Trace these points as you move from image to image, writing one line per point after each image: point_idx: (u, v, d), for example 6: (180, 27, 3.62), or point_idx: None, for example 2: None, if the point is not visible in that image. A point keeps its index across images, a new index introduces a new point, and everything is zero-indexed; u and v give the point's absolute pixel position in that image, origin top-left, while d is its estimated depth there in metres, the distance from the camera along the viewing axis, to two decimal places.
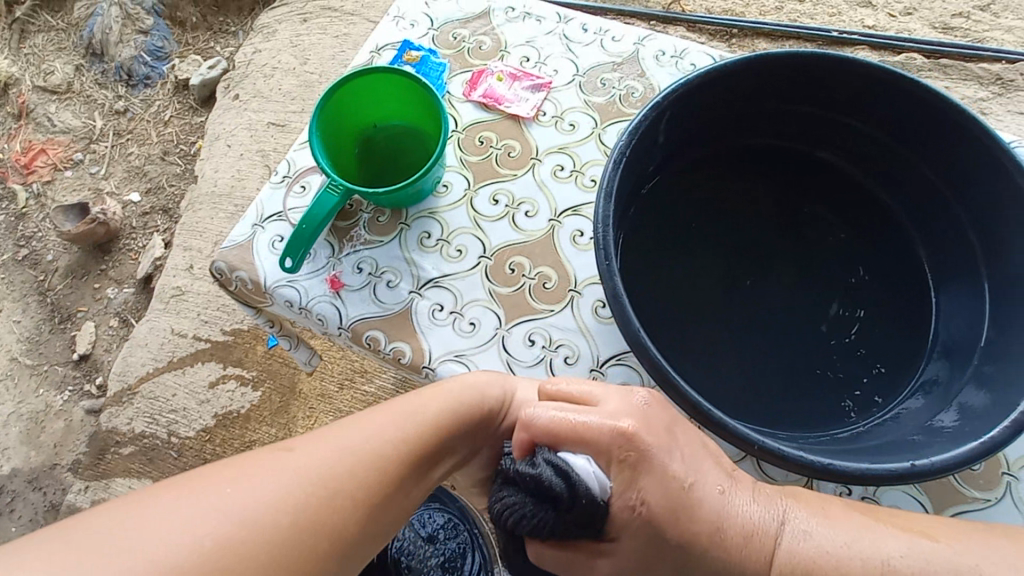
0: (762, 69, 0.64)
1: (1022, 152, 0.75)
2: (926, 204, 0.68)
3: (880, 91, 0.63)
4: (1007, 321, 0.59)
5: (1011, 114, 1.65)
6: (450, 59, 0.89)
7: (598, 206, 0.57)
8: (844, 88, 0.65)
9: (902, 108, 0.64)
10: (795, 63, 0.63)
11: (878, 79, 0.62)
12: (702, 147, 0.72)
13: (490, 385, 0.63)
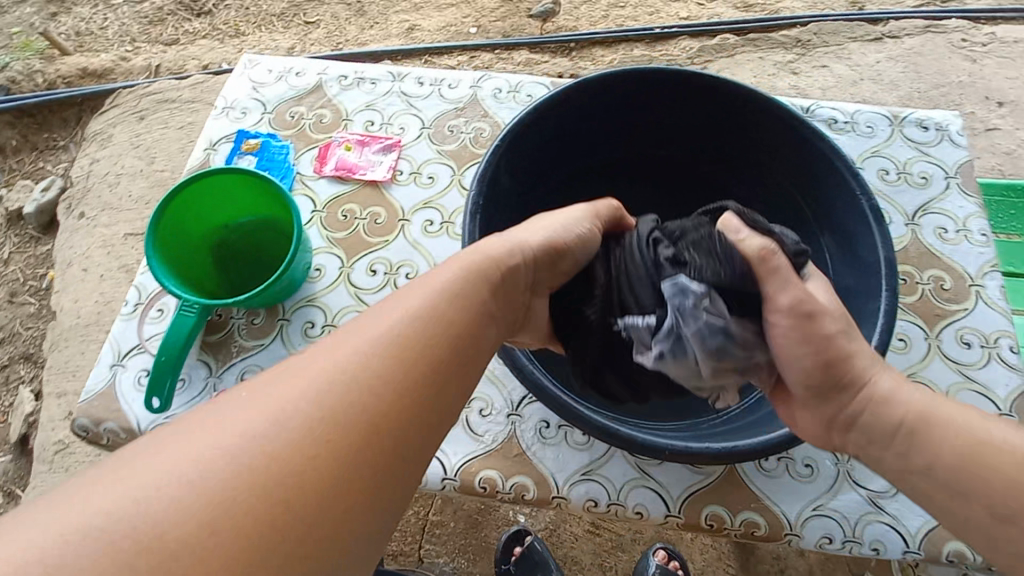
0: (581, 100, 0.68)
1: (818, 114, 0.87)
2: (757, 182, 0.75)
3: (688, 93, 0.68)
4: (844, 268, 0.66)
5: (817, 68, 1.90)
6: (292, 138, 0.87)
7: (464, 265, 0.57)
8: (658, 98, 0.70)
9: (711, 105, 0.69)
10: (606, 88, 0.67)
11: (682, 83, 0.67)
12: (555, 178, 0.76)
13: (489, 270, 0.50)
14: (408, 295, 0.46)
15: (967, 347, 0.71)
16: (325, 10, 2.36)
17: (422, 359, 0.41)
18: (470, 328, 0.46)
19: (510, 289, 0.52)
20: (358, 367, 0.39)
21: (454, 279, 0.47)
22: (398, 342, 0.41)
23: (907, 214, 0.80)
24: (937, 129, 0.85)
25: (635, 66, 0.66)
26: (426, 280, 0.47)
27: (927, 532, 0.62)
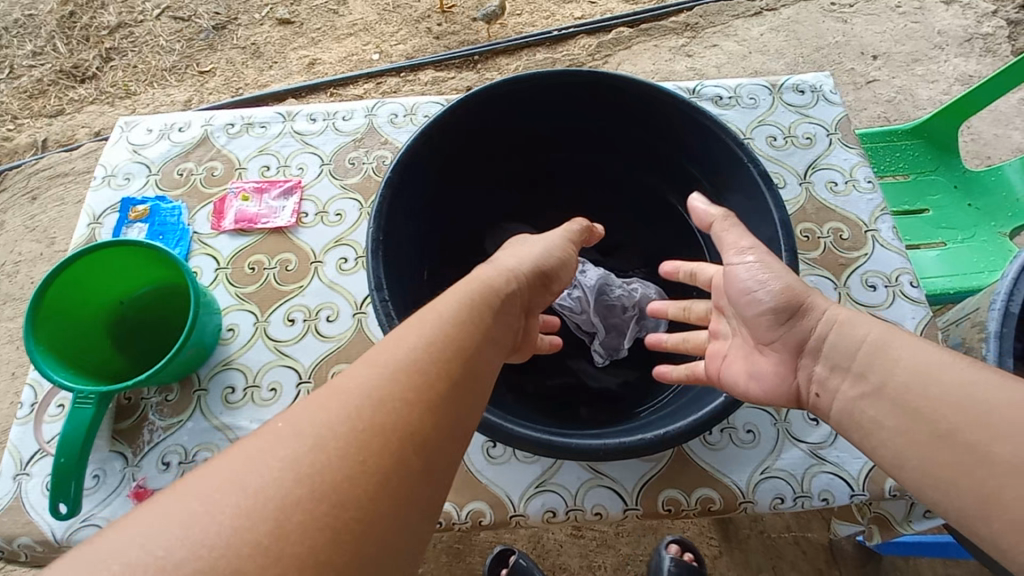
0: (466, 115, 0.67)
1: (703, 95, 0.91)
2: (652, 160, 0.77)
3: (570, 90, 0.69)
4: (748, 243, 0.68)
5: (709, 48, 2.01)
6: (184, 197, 0.82)
7: (372, 302, 0.57)
8: (543, 98, 0.70)
9: (593, 96, 0.70)
10: (488, 99, 0.67)
11: (563, 80, 0.67)
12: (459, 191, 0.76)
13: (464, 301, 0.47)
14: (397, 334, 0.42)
15: (872, 289, 0.75)
16: (219, 57, 2.28)
17: (441, 375, 0.39)
18: (479, 346, 0.44)
19: (511, 312, 0.51)
20: (377, 387, 0.36)
21: (459, 304, 0.47)
22: (417, 359, 0.39)
23: (800, 173, 0.84)
24: (812, 91, 0.91)
25: (511, 73, 0.65)
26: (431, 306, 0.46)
27: (867, 473, 0.64)
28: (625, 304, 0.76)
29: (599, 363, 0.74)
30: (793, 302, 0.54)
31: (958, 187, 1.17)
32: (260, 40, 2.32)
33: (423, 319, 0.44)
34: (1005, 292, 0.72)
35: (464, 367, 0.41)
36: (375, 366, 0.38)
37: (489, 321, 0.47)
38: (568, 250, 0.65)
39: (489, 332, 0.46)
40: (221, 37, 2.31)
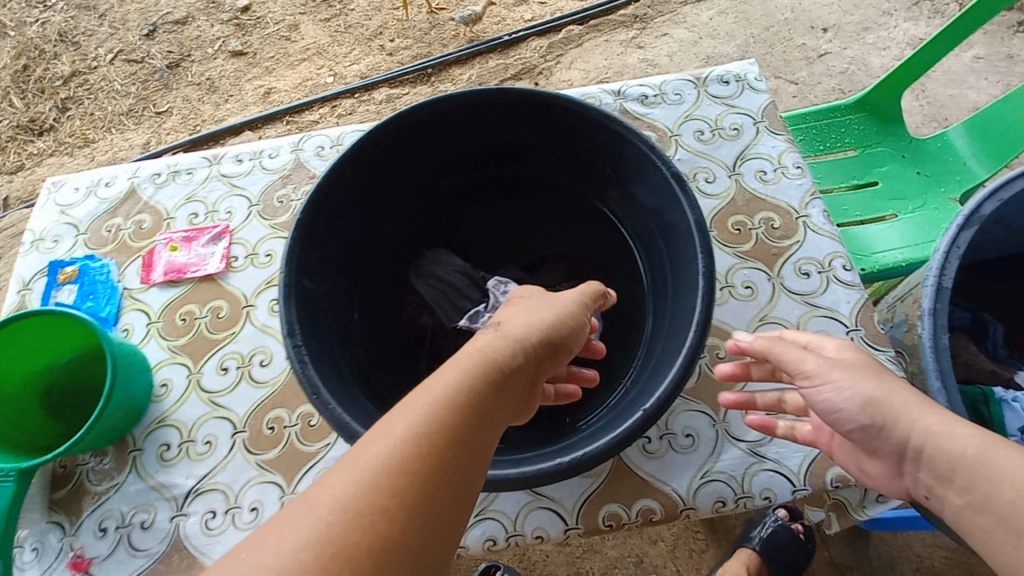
0: (380, 146, 0.66)
1: (629, 95, 0.90)
2: (576, 170, 0.76)
3: (485, 108, 0.68)
4: (673, 246, 0.67)
5: (660, 37, 2.00)
6: (113, 253, 0.82)
7: (284, 350, 0.56)
8: (460, 119, 0.69)
9: (509, 111, 0.69)
10: (402, 128, 0.66)
11: (475, 99, 0.67)
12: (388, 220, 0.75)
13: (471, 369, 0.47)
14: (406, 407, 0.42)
15: (806, 277, 0.75)
16: (175, 96, 2.28)
17: (428, 475, 0.37)
18: (475, 434, 0.42)
19: (512, 390, 0.49)
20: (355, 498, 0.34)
21: (458, 385, 0.44)
22: (422, 433, 0.39)
23: (729, 166, 0.84)
24: (737, 80, 0.90)
25: (420, 99, 0.64)
26: (427, 390, 0.45)
27: (809, 466, 0.64)
28: None
29: None
30: (876, 417, 0.49)
31: (905, 157, 1.17)
32: (214, 75, 2.31)
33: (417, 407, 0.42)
34: (937, 267, 0.71)
35: (463, 439, 0.41)
36: (351, 475, 0.36)
37: (489, 404, 0.45)
38: (577, 311, 0.63)
39: (489, 417, 0.44)
40: (175, 75, 2.31)
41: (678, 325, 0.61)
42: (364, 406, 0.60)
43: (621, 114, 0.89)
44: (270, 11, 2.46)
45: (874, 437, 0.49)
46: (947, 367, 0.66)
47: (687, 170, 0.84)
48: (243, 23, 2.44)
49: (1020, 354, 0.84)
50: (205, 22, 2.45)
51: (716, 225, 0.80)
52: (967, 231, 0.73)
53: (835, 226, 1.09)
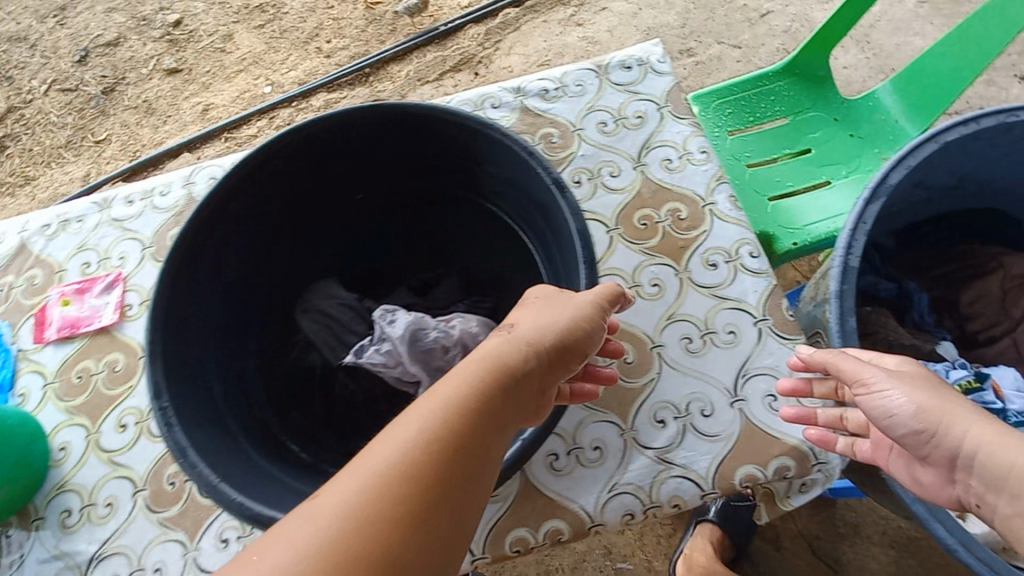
0: (250, 180, 0.62)
1: (529, 91, 0.86)
2: (467, 180, 0.72)
3: (360, 128, 0.64)
4: (564, 253, 0.64)
5: (598, 13, 1.94)
6: (5, 314, 0.79)
7: (149, 413, 0.53)
8: (336, 142, 0.65)
9: (388, 128, 0.66)
10: (271, 158, 0.62)
11: (347, 120, 0.63)
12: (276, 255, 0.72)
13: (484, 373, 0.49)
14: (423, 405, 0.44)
15: (713, 268, 0.73)
16: (113, 122, 2.21)
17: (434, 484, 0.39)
18: (479, 445, 0.44)
19: (520, 398, 0.49)
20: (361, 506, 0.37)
21: (468, 392, 0.46)
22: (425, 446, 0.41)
23: (634, 157, 0.80)
24: (640, 64, 0.85)
25: (286, 126, 0.61)
26: (435, 400, 0.46)
27: (717, 468, 0.64)
28: (446, 346, 0.65)
29: None
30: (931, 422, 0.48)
31: (837, 120, 1.14)
32: (151, 96, 2.24)
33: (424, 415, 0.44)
34: (843, 247, 0.69)
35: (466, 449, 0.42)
36: None
37: (492, 411, 0.46)
38: (592, 314, 0.57)
39: (494, 431, 0.46)
40: (111, 101, 2.24)
41: None
42: (247, 458, 0.58)
43: (521, 112, 0.85)
44: (202, 22, 2.36)
45: (924, 444, 0.49)
46: (853, 350, 0.65)
47: (591, 165, 0.81)
48: (175, 38, 2.35)
49: (948, 321, 0.83)
50: (137, 40, 2.35)
51: (622, 222, 0.77)
52: (874, 205, 0.70)
53: (765, 200, 1.07)
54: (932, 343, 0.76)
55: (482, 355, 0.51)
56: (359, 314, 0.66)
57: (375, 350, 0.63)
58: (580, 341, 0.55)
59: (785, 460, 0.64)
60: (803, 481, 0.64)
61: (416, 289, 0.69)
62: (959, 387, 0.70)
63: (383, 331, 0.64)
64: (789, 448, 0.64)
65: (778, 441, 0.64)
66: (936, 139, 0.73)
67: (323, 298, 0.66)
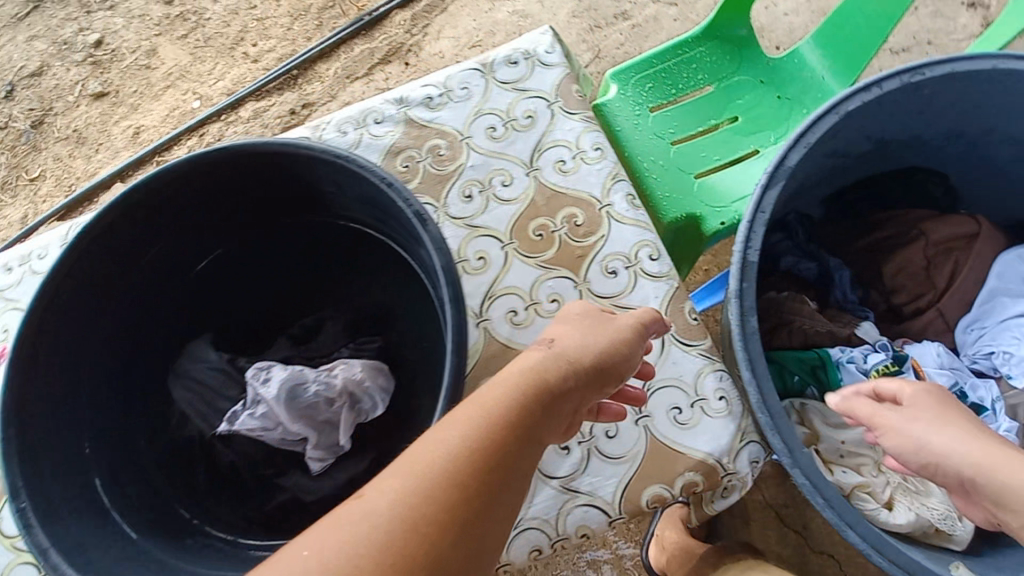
0: (95, 250, 0.57)
1: (413, 100, 0.80)
2: (338, 211, 0.67)
3: (209, 175, 0.59)
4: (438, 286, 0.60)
5: None
6: None
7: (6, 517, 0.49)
8: (187, 194, 0.61)
9: (241, 170, 0.61)
10: (116, 223, 0.57)
11: (191, 170, 0.58)
12: (149, 323, 0.66)
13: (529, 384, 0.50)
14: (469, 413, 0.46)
15: (613, 276, 0.69)
16: (47, 157, 2.08)
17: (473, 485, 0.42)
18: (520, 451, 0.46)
19: (556, 415, 0.50)
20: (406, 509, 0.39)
21: (510, 401, 0.48)
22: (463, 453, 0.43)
23: (526, 162, 0.75)
24: (527, 57, 0.79)
25: (123, 187, 0.56)
26: (475, 400, 0.48)
27: (622, 491, 0.62)
28: (329, 398, 0.62)
29: (318, 469, 0.63)
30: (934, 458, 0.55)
31: (764, 81, 1.08)
32: (81, 124, 2.10)
33: (464, 418, 0.46)
34: (742, 240, 0.65)
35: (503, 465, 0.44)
36: None
37: (528, 415, 0.47)
38: (628, 336, 0.58)
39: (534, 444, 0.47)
40: (38, 134, 2.08)
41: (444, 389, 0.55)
42: (130, 544, 0.55)
43: (406, 125, 0.79)
44: (124, 38, 2.15)
45: (933, 472, 0.55)
46: (756, 350, 0.62)
47: (482, 176, 0.76)
48: (99, 59, 2.14)
49: (876, 294, 0.80)
50: (61, 66, 2.14)
51: (517, 236, 0.73)
52: (773, 190, 0.66)
53: (690, 177, 1.03)
54: (851, 325, 0.74)
55: (523, 364, 0.52)
56: (234, 378, 0.62)
57: (248, 416, 0.60)
58: (616, 366, 0.55)
59: (692, 475, 0.62)
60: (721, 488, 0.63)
61: (298, 337, 0.67)
62: (877, 372, 0.68)
63: (258, 395, 0.61)
64: (696, 462, 0.62)
65: (685, 456, 0.62)
66: (838, 110, 0.68)
67: (195, 362, 0.63)
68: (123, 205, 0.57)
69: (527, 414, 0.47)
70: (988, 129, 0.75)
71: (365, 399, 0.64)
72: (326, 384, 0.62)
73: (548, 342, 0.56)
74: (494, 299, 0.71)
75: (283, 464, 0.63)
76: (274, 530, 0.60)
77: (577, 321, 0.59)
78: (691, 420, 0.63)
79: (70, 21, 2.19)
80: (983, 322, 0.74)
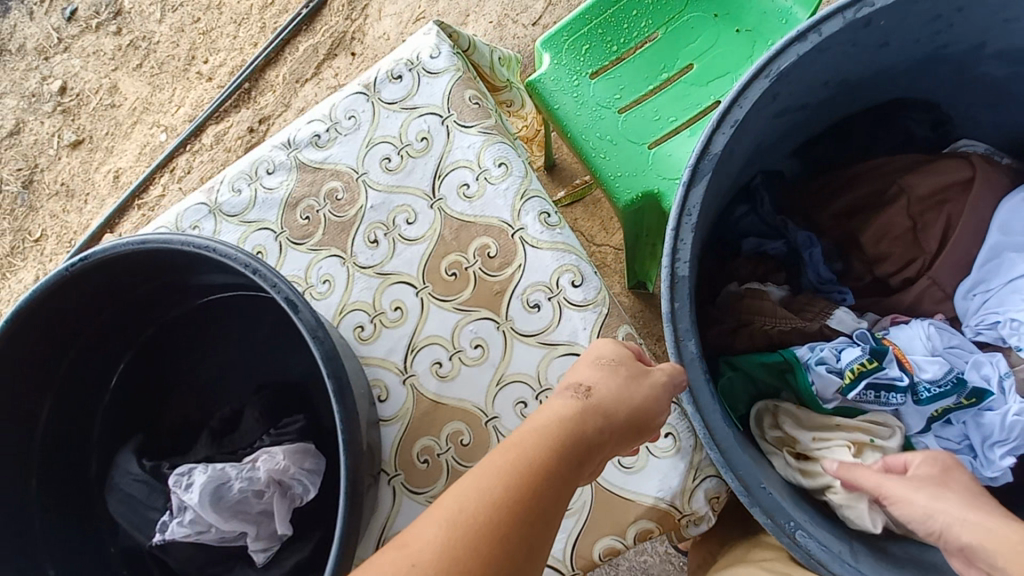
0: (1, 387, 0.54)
1: (303, 142, 0.73)
2: (235, 287, 0.64)
3: (89, 284, 0.56)
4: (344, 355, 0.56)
5: None
6: None
7: None
8: (68, 313, 0.57)
9: (113, 275, 0.57)
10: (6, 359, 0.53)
11: (68, 285, 0.54)
12: (82, 450, 0.64)
13: (562, 437, 0.44)
14: (495, 467, 0.41)
15: (536, 310, 0.62)
16: (43, 216, 2.02)
17: (507, 544, 0.37)
18: (553, 509, 0.41)
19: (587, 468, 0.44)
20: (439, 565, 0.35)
21: (549, 450, 0.43)
22: (487, 513, 0.38)
23: (427, 193, 0.67)
24: (410, 68, 0.70)
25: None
26: (508, 446, 0.43)
27: (572, 548, 0.55)
28: (257, 492, 0.58)
29: (262, 561, 0.59)
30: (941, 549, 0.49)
31: (719, 15, 0.93)
32: (66, 177, 2.03)
33: (500, 461, 0.42)
34: (669, 252, 0.56)
35: (531, 528, 0.38)
36: None
37: (563, 478, 0.42)
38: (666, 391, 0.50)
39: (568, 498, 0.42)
40: (31, 193, 2.03)
41: (356, 480, 0.50)
42: None
43: (299, 171, 0.73)
44: (84, 79, 2.08)
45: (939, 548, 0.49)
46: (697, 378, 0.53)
47: (384, 217, 0.68)
48: (67, 106, 2.07)
49: (857, 266, 0.69)
50: (36, 120, 2.08)
51: (430, 278, 0.66)
52: (697, 188, 0.56)
53: (643, 148, 0.91)
54: (823, 315, 0.66)
55: (553, 414, 0.46)
56: (157, 487, 0.60)
57: (177, 524, 0.57)
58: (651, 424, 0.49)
59: (644, 524, 0.54)
60: (688, 524, 0.55)
61: (218, 431, 0.64)
62: (853, 372, 0.60)
63: (182, 502, 0.58)
64: (646, 508, 0.54)
65: (633, 503, 0.55)
66: (766, 73, 0.55)
67: (122, 474, 0.61)
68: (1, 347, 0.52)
69: (566, 467, 0.42)
70: (976, 45, 0.60)
71: (297, 486, 0.59)
72: (251, 478, 0.58)
73: (584, 391, 0.48)
74: (416, 352, 0.64)
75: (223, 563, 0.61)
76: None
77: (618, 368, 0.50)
78: (637, 463, 0.55)
79: (33, 71, 2.10)
80: (987, 285, 0.62)
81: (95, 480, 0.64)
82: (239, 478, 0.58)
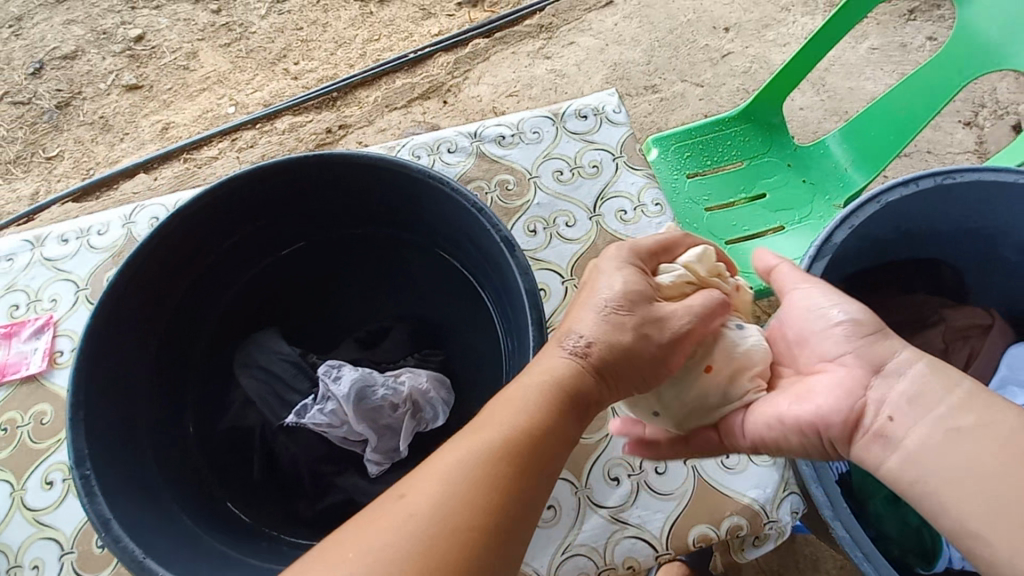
0: (184, 236, 0.62)
1: (486, 137, 0.86)
2: (408, 226, 0.71)
3: (305, 176, 0.63)
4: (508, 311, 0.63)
5: (568, 47, 1.79)
6: None
7: (69, 482, 0.50)
8: (262, 194, 0.64)
9: (324, 178, 0.65)
10: (203, 212, 0.61)
11: (287, 170, 0.62)
12: (199, 314, 0.70)
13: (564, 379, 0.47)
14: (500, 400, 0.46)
15: None
16: (66, 138, 1.73)
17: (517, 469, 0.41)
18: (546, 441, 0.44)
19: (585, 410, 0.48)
20: (455, 523, 0.38)
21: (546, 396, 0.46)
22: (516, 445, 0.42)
23: (588, 207, 0.81)
24: (595, 113, 0.87)
25: (215, 181, 0.60)
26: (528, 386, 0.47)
27: (669, 528, 0.66)
28: (392, 403, 0.63)
29: (374, 473, 0.64)
30: None
31: (791, 165, 1.17)
32: (108, 113, 1.75)
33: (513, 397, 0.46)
34: None
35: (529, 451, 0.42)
36: None
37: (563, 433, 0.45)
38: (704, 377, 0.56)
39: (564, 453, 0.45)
40: (61, 115, 1.76)
41: None
42: (181, 526, 0.55)
43: (477, 158, 0.85)
44: (167, 38, 1.86)
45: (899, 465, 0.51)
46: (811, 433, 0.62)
47: (546, 215, 0.80)
48: (137, 54, 1.84)
49: None
50: (97, 54, 1.84)
51: (576, 273, 0.77)
52: (819, 263, 0.72)
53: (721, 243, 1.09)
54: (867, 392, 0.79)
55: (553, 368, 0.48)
56: (303, 371, 0.66)
57: (317, 410, 0.62)
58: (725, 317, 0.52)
59: (737, 519, 0.66)
60: (757, 536, 0.67)
61: (364, 340, 0.72)
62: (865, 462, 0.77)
63: (326, 394, 0.63)
64: (741, 507, 0.66)
65: (731, 500, 0.67)
66: (878, 199, 0.75)
67: (269, 353, 0.67)
68: (207, 202, 0.60)
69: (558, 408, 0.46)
70: (1004, 233, 0.81)
71: (434, 415, 0.66)
72: (394, 392, 0.64)
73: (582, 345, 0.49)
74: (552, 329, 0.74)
75: (344, 462, 0.65)
76: (318, 532, 0.62)
77: (622, 317, 0.50)
78: (738, 466, 0.68)
79: (114, 13, 1.90)
80: None
81: (223, 339, 0.72)
82: (385, 385, 0.64)
